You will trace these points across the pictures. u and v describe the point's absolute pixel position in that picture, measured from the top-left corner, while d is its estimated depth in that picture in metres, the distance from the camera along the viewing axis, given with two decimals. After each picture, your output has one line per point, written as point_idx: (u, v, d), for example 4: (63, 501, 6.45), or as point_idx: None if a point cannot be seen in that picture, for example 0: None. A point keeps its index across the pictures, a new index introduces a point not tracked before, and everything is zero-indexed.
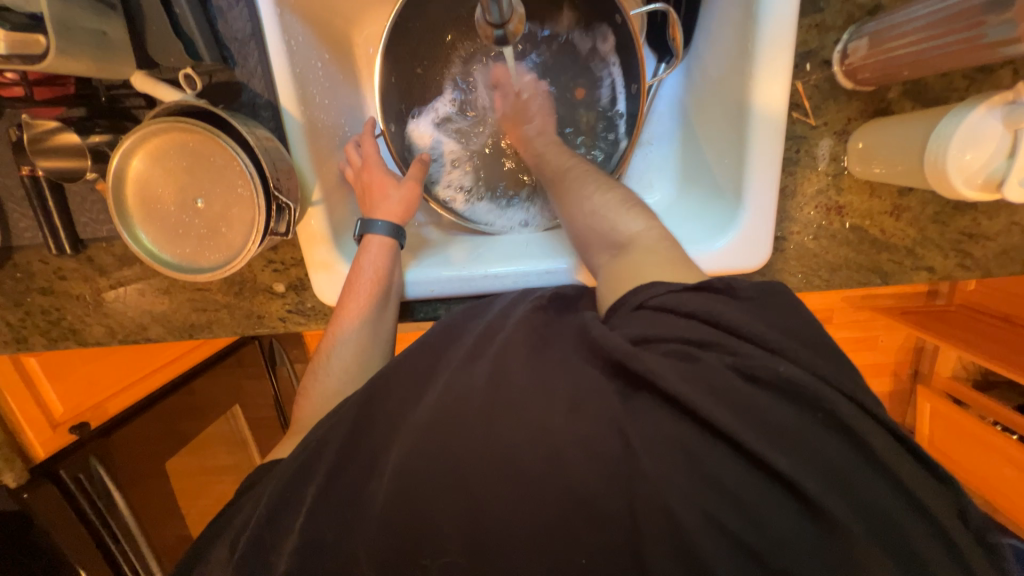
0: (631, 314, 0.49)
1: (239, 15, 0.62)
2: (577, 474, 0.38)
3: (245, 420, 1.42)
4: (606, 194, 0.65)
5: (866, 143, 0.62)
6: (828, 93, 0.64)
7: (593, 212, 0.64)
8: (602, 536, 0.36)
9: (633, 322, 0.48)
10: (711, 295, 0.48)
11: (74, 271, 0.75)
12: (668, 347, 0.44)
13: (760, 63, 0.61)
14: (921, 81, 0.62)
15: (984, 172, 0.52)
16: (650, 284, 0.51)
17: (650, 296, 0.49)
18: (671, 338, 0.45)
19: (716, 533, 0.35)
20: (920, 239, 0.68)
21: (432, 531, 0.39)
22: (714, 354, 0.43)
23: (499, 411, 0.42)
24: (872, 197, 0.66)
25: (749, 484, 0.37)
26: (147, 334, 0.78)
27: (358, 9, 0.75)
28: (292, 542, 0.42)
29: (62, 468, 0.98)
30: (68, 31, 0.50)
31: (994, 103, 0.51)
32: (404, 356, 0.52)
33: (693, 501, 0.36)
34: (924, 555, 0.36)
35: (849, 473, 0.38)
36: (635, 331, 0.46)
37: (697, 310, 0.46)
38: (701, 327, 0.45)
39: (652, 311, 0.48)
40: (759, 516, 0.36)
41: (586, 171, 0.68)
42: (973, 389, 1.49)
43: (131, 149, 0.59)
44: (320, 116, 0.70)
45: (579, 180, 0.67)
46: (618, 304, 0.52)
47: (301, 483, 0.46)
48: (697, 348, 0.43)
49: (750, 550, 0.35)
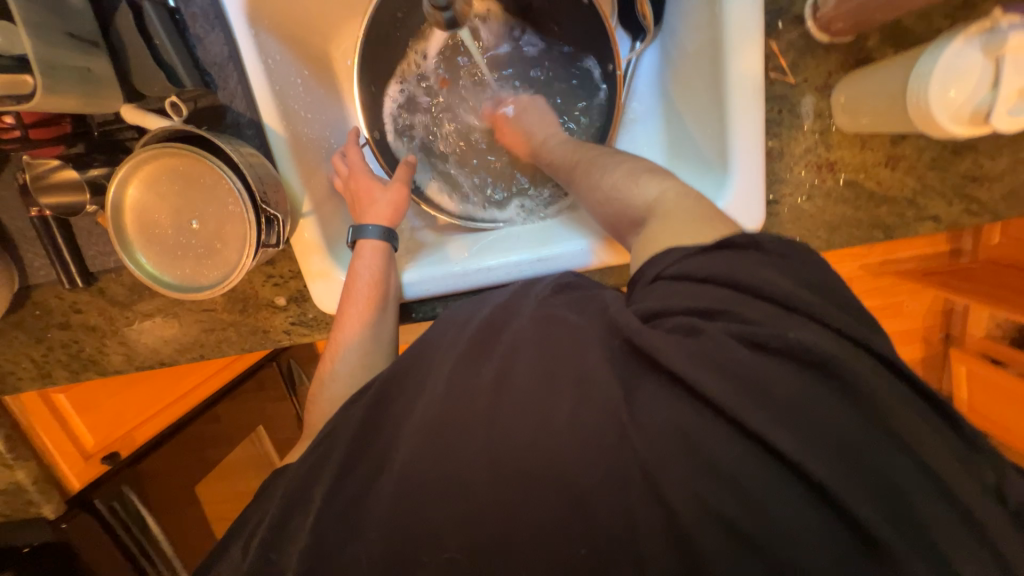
0: (648, 287, 0.48)
1: (216, 40, 0.65)
2: (567, 460, 0.38)
3: (269, 442, 1.45)
4: (615, 173, 0.63)
5: (848, 96, 0.61)
6: (804, 50, 0.63)
7: (608, 192, 0.63)
8: (608, 515, 0.36)
9: (650, 295, 0.47)
10: (726, 254, 0.45)
11: (89, 303, 0.78)
12: (674, 321, 0.43)
13: (730, 28, 0.60)
14: (900, 25, 0.60)
15: (969, 105, 0.50)
16: (662, 253, 0.49)
17: (664, 267, 0.48)
18: (681, 310, 0.43)
19: (712, 513, 0.35)
20: (920, 188, 0.65)
21: (436, 519, 0.39)
22: (719, 325, 0.41)
23: (492, 402, 0.42)
24: (864, 150, 0.65)
25: (745, 457, 0.36)
26: (161, 358, 0.81)
27: (333, 24, 0.77)
28: (297, 546, 0.42)
29: (95, 496, 1.03)
30: (55, 70, 0.52)
31: (971, 33, 0.49)
32: (414, 351, 0.51)
33: (687, 480, 0.36)
34: (935, 520, 0.35)
35: (854, 439, 0.36)
36: (647, 307, 0.45)
37: (715, 274, 0.44)
38: (718, 292, 0.43)
39: (668, 282, 0.47)
40: (756, 489, 0.35)
41: (596, 155, 0.67)
42: (1010, 348, 1.42)
43: (125, 178, 0.61)
44: (303, 130, 0.71)
45: (593, 165, 0.66)
46: (638, 278, 0.51)
47: (305, 485, 0.46)
48: (703, 320, 0.42)
49: (750, 526, 0.34)
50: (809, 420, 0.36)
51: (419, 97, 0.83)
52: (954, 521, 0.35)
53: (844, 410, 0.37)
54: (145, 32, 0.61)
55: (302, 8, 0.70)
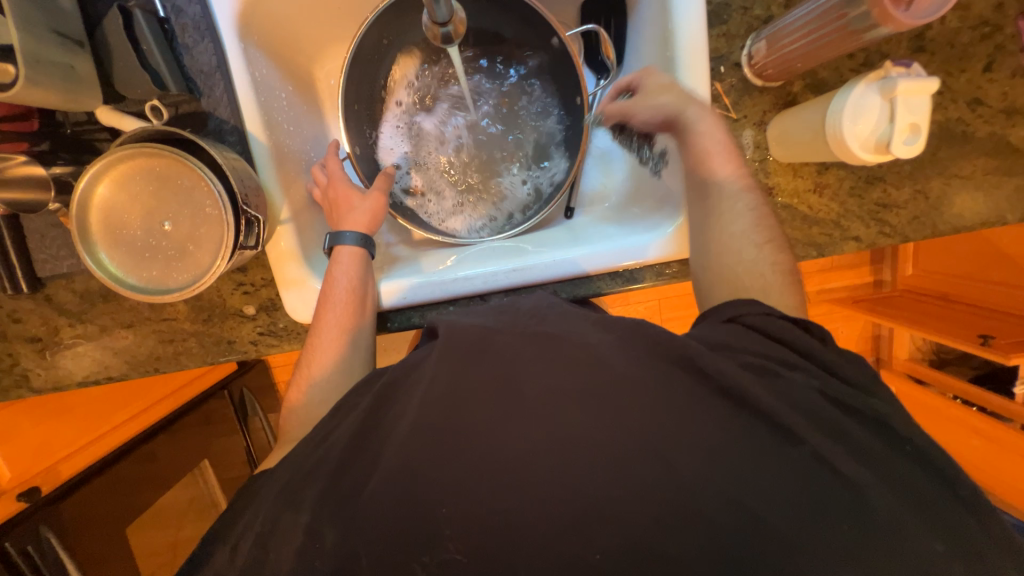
0: (721, 325, 0.53)
1: (205, 49, 0.67)
2: (552, 442, 0.43)
3: (215, 481, 1.34)
4: (729, 217, 0.64)
5: (780, 130, 0.71)
6: (743, 91, 0.73)
7: (716, 234, 0.64)
8: (590, 494, 0.41)
9: (725, 330, 0.52)
10: (803, 332, 0.51)
11: (31, 312, 0.73)
12: (748, 360, 0.47)
13: (682, 68, 0.69)
14: (817, 76, 0.72)
15: (873, 136, 0.60)
16: (749, 303, 0.54)
17: (747, 314, 0.53)
18: (753, 353, 0.48)
19: (677, 480, 0.40)
20: (843, 212, 0.76)
21: (432, 511, 0.42)
22: (792, 374, 0.46)
23: (479, 396, 0.46)
24: (796, 177, 0.75)
25: (706, 432, 0.42)
26: (109, 373, 0.76)
27: (318, 47, 0.81)
28: (293, 548, 0.43)
29: (7, 539, 0.90)
30: (38, 63, 0.52)
31: (870, 80, 0.60)
32: (410, 362, 0.54)
33: (653, 451, 0.41)
34: (866, 481, 0.41)
35: (793, 413, 0.43)
36: (721, 340, 0.50)
37: (789, 341, 0.49)
38: (786, 353, 0.49)
39: (745, 327, 0.52)
40: (713, 456, 0.41)
41: (723, 186, 0.65)
42: (930, 369, 1.59)
43: (96, 177, 0.60)
44: (285, 140, 0.73)
45: (721, 198, 0.65)
46: (711, 314, 0.56)
47: (296, 485, 0.47)
48: (776, 366, 0.47)
49: (705, 489, 0.40)
50: (754, 401, 0.43)
51: (397, 117, 0.88)
52: (885, 483, 0.41)
53: (777, 396, 0.44)
54: (132, 36, 0.61)
55: (290, 28, 0.74)
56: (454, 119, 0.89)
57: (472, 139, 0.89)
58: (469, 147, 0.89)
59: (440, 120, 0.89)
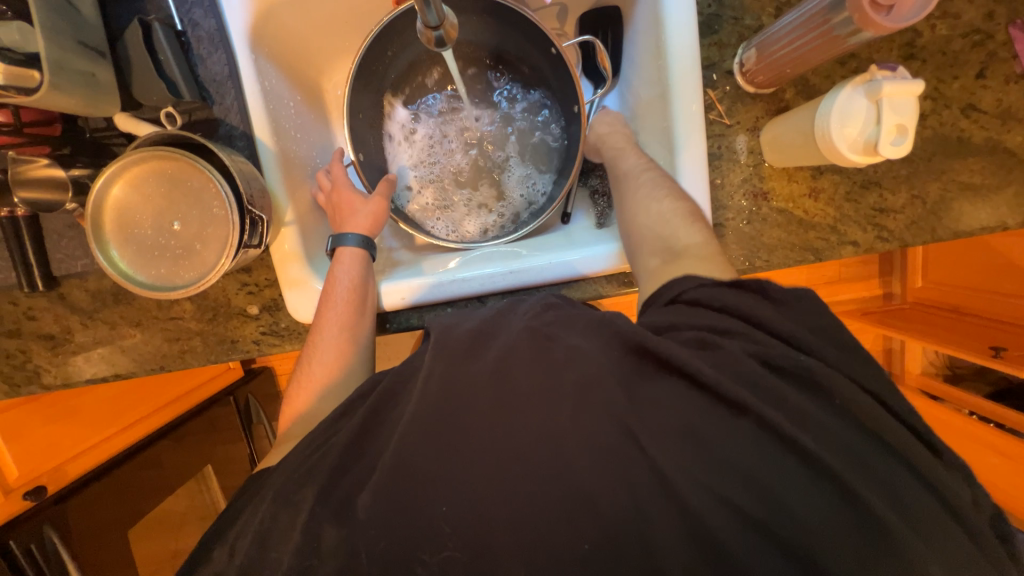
0: (664, 306, 0.56)
1: (218, 60, 0.70)
2: (541, 430, 0.43)
3: (220, 491, 1.33)
4: (655, 204, 0.68)
5: (772, 135, 0.72)
6: (735, 98, 0.74)
7: (643, 222, 0.68)
8: (586, 493, 0.41)
9: (665, 311, 0.55)
10: (748, 295, 0.51)
11: (45, 309, 0.76)
12: (686, 335, 0.49)
13: (675, 75, 0.71)
14: (809, 83, 0.74)
15: (861, 137, 0.61)
16: (684, 279, 0.57)
17: (682, 291, 0.55)
18: (697, 328, 0.50)
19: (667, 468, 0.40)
20: (840, 217, 0.76)
21: (427, 506, 0.42)
22: (737, 343, 0.47)
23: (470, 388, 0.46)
24: (791, 182, 0.75)
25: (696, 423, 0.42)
26: (117, 370, 0.78)
27: (326, 60, 0.85)
28: (291, 543, 0.44)
29: (12, 537, 0.90)
30: (62, 70, 0.56)
31: (856, 83, 0.61)
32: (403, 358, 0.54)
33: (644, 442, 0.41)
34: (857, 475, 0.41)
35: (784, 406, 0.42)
36: (664, 322, 0.52)
37: (729, 306, 0.50)
38: (732, 322, 0.49)
39: (685, 303, 0.54)
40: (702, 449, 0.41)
41: (639, 179, 0.71)
42: (945, 384, 1.55)
43: (112, 178, 0.63)
44: (292, 147, 0.76)
45: (634, 192, 0.70)
46: (655, 298, 0.58)
47: (294, 477, 0.47)
48: (719, 337, 0.48)
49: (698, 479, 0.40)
50: (743, 396, 0.43)
51: (399, 126, 0.92)
52: (878, 479, 0.41)
53: (768, 391, 0.44)
54: (152, 48, 0.66)
55: (299, 41, 0.78)
56: (455, 126, 0.92)
57: (470, 145, 0.91)
58: (468, 153, 0.91)
59: (441, 129, 0.92)
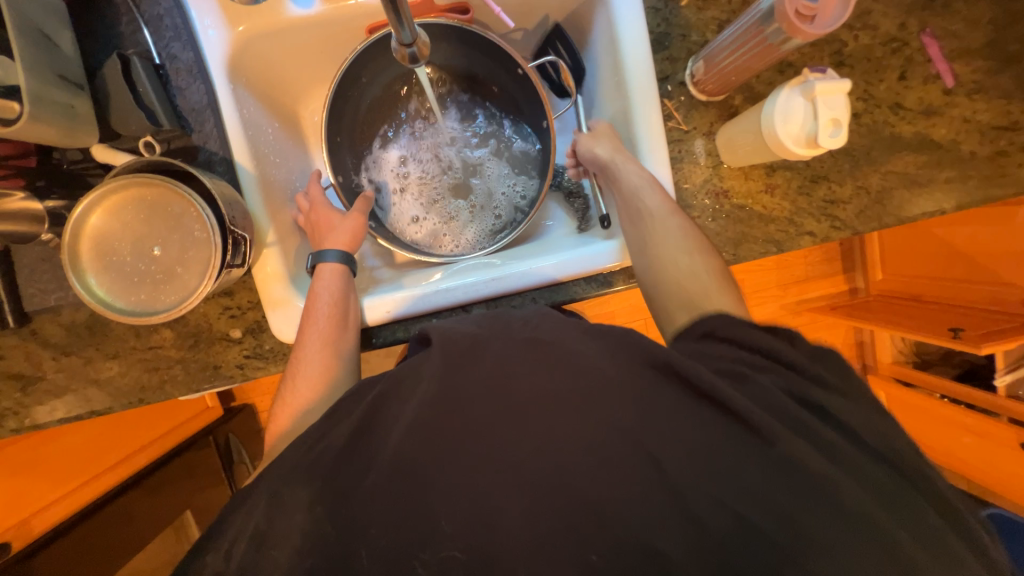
0: (698, 341, 0.53)
1: (196, 90, 0.72)
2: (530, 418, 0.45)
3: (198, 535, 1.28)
4: (668, 246, 0.68)
5: (726, 137, 0.78)
6: (690, 106, 0.81)
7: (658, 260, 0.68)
8: (576, 471, 0.43)
9: (697, 348, 0.52)
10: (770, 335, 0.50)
11: (14, 347, 0.74)
12: (722, 369, 0.48)
13: (633, 87, 0.77)
14: (754, 90, 0.81)
15: (802, 132, 0.67)
16: (715, 315, 0.54)
17: (716, 327, 0.53)
18: (729, 364, 0.49)
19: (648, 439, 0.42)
20: (795, 210, 0.82)
21: (425, 502, 0.44)
22: (767, 379, 0.47)
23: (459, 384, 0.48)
24: (748, 180, 0.81)
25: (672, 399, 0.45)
26: (91, 407, 0.75)
27: (302, 89, 0.88)
28: (287, 546, 0.44)
29: None
30: (41, 101, 0.57)
31: (793, 84, 0.68)
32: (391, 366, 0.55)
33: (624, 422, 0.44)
34: (825, 432, 0.44)
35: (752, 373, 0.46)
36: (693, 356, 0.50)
37: (762, 347, 0.49)
38: (763, 362, 0.48)
39: (720, 342, 0.51)
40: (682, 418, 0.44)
41: (657, 224, 0.70)
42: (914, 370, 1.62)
43: (90, 206, 0.63)
44: (271, 170, 0.78)
45: (652, 235, 0.70)
46: (686, 332, 0.55)
47: (283, 480, 0.47)
48: (751, 373, 0.47)
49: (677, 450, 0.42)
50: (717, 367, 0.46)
51: (375, 149, 0.96)
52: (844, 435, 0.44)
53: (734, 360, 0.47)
54: (131, 80, 0.68)
55: (276, 71, 0.81)
56: (429, 146, 0.96)
57: (444, 163, 0.96)
58: (443, 170, 0.95)
59: (416, 149, 0.96)
